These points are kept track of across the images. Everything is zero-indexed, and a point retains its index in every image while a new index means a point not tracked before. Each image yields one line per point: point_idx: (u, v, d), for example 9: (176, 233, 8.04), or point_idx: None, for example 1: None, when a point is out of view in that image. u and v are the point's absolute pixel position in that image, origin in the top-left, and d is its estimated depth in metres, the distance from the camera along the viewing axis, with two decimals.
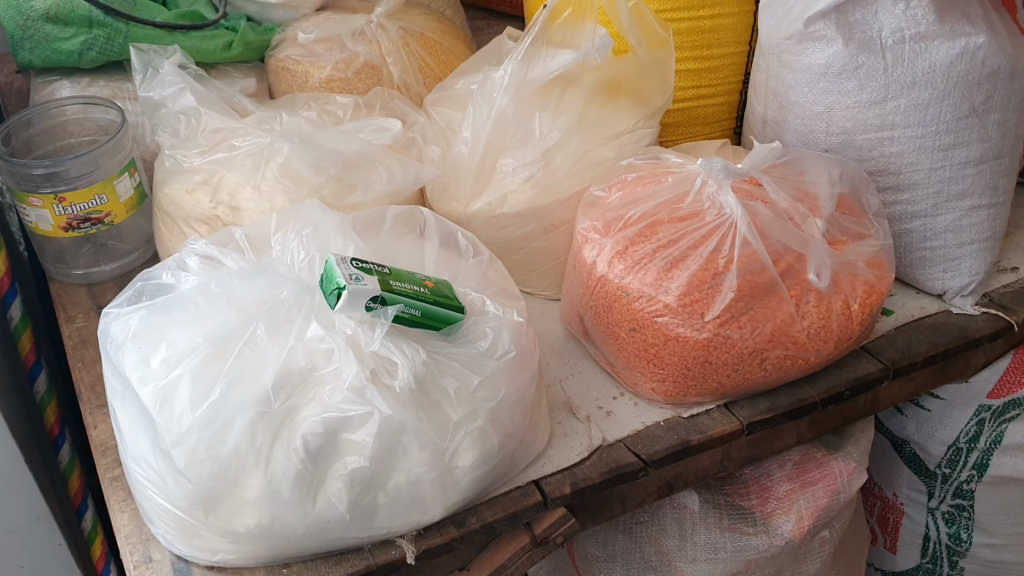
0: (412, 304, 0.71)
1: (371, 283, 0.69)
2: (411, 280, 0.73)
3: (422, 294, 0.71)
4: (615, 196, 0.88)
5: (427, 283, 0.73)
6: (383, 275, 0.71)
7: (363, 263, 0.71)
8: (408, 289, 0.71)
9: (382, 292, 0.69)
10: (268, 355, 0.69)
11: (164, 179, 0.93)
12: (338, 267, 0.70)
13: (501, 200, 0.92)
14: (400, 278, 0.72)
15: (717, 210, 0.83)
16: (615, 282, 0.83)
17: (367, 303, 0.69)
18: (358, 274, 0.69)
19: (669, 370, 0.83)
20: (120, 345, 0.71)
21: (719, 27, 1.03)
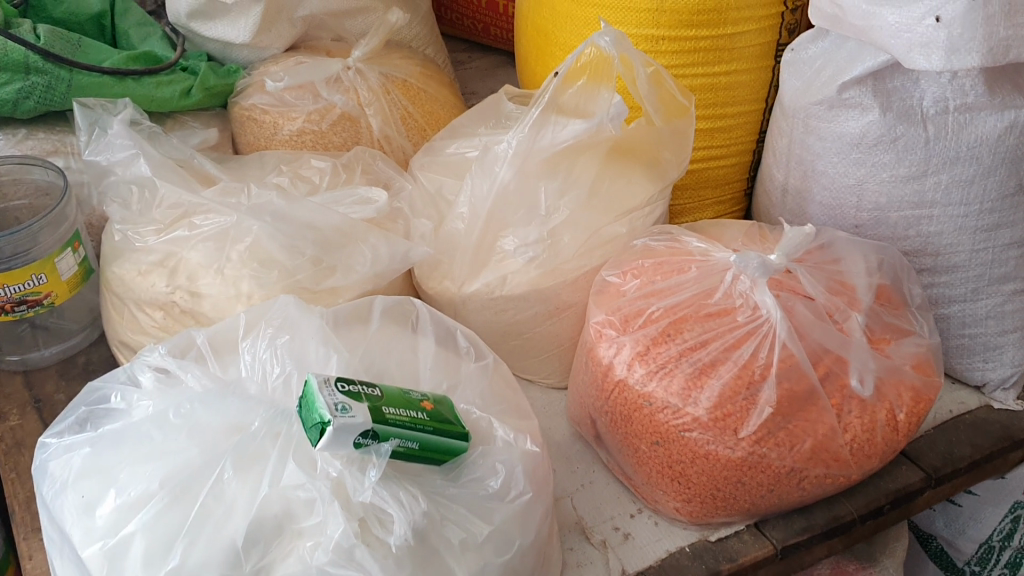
0: (408, 436, 0.60)
1: (363, 415, 0.58)
2: (407, 402, 0.62)
3: (420, 422, 0.61)
4: (630, 284, 0.78)
5: (424, 404, 0.63)
6: (374, 401, 0.60)
7: (350, 385, 0.60)
8: (404, 417, 0.60)
9: (373, 426, 0.58)
10: (238, 501, 0.59)
11: (112, 256, 0.81)
12: (321, 393, 0.59)
13: (501, 280, 0.81)
14: (393, 401, 0.61)
15: (751, 309, 0.73)
16: (636, 389, 0.73)
17: (356, 440, 0.58)
18: (346, 403, 0.58)
19: (695, 490, 0.73)
20: (62, 491, 0.61)
21: (734, 84, 0.93)
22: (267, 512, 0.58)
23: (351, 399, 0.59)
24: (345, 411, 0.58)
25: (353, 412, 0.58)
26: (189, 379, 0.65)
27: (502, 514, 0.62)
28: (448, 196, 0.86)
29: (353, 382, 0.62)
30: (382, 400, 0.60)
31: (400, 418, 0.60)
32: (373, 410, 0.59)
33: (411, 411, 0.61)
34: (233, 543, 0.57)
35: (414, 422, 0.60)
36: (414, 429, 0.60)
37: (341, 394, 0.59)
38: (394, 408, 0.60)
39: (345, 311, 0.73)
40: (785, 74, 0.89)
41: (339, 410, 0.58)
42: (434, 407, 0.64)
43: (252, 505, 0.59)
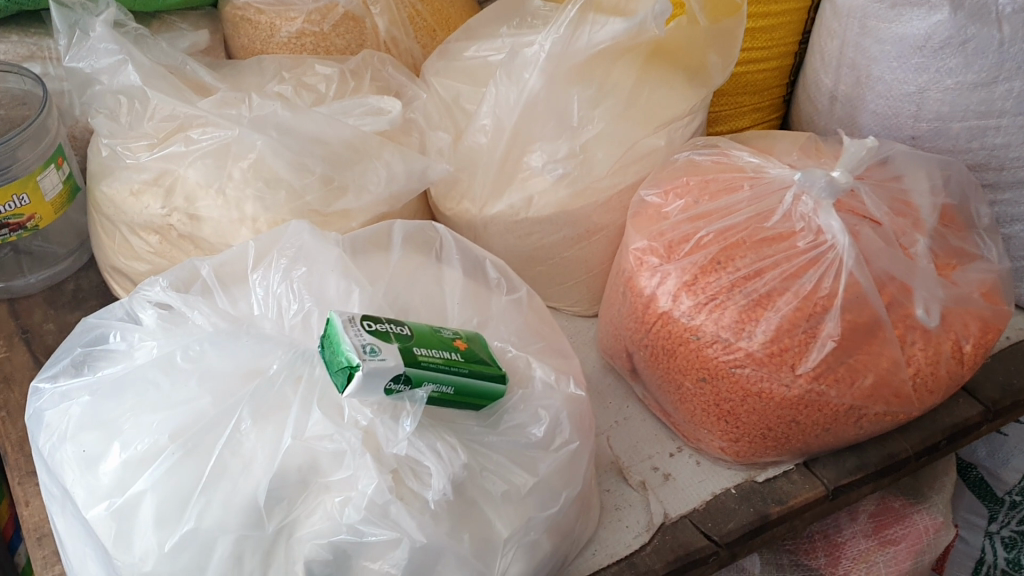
0: (444, 379, 0.54)
1: (394, 357, 0.52)
2: (440, 342, 0.55)
3: (455, 363, 0.55)
4: (673, 205, 0.71)
5: (458, 342, 0.57)
6: (405, 341, 0.54)
7: (377, 324, 0.54)
8: (438, 358, 0.54)
9: (407, 370, 0.52)
10: (258, 454, 0.52)
11: (102, 173, 0.74)
12: (346, 333, 0.52)
13: (526, 201, 0.75)
14: (426, 340, 0.55)
15: (813, 233, 0.66)
16: (682, 322, 0.66)
17: (387, 386, 0.52)
18: (374, 345, 0.52)
19: (744, 429, 0.67)
20: (62, 444, 0.55)
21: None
22: (288, 466, 0.52)
23: (379, 339, 0.53)
24: (374, 353, 0.51)
25: (382, 354, 0.51)
26: (196, 316, 0.58)
27: (547, 465, 0.56)
28: (467, 106, 0.78)
29: (379, 320, 0.55)
30: (413, 339, 0.54)
31: (434, 359, 0.54)
32: (404, 351, 0.53)
33: (445, 351, 0.55)
34: (253, 500, 0.51)
35: (449, 364, 0.54)
36: (449, 371, 0.54)
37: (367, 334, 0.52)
38: (426, 348, 0.54)
39: (363, 237, 0.67)
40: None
41: (368, 352, 0.51)
42: (468, 346, 0.57)
43: (272, 458, 0.52)
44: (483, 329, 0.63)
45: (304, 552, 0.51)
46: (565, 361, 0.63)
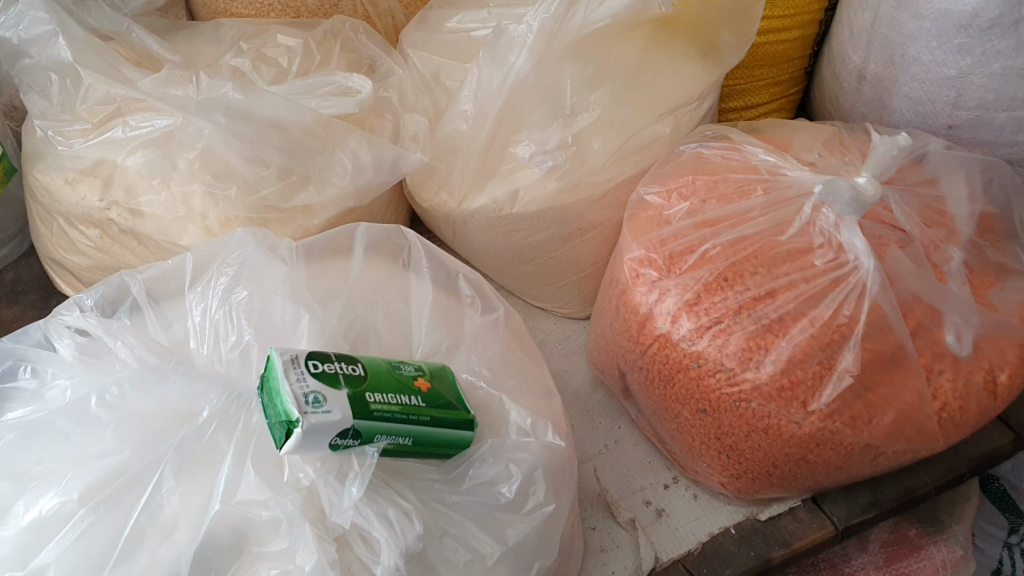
0: (399, 430, 0.46)
1: (342, 410, 0.44)
2: (398, 383, 0.47)
3: (414, 411, 0.47)
4: (676, 208, 0.63)
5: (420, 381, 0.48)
6: (357, 386, 0.45)
7: (325, 362, 0.45)
8: (394, 406, 0.46)
9: (355, 422, 0.44)
10: (182, 518, 0.45)
11: (35, 158, 0.66)
12: (286, 377, 0.44)
13: (512, 195, 0.67)
14: (382, 382, 0.46)
15: (833, 250, 0.58)
16: (681, 347, 0.59)
17: (332, 441, 0.44)
18: (320, 393, 0.44)
19: (747, 465, 0.60)
20: None
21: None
22: (217, 535, 0.45)
23: (326, 385, 0.44)
24: (319, 406, 0.43)
25: (329, 407, 0.43)
26: (119, 347, 0.51)
27: (517, 526, 0.49)
28: (449, 83, 0.70)
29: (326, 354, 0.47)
30: (367, 382, 0.46)
31: (389, 408, 0.46)
32: (355, 401, 0.44)
33: (403, 397, 0.47)
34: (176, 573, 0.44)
35: (406, 413, 0.46)
36: (406, 421, 0.46)
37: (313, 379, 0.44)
38: (381, 393, 0.46)
39: (319, 244, 0.59)
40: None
41: (311, 404, 0.43)
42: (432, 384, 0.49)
43: (198, 523, 0.45)
44: (452, 357, 0.55)
45: None
46: (543, 396, 0.55)
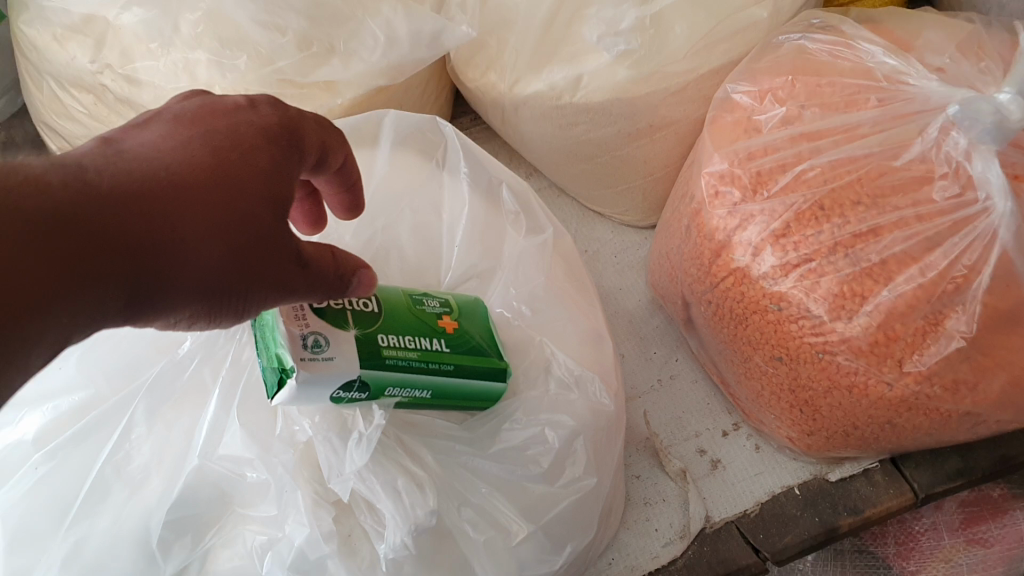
0: (411, 382, 0.37)
1: (347, 360, 0.35)
2: (420, 324, 0.38)
3: (433, 360, 0.38)
4: (770, 114, 0.52)
5: (446, 321, 0.39)
6: (369, 326, 0.36)
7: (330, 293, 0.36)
8: (410, 353, 0.37)
9: (362, 375, 0.35)
10: (153, 470, 0.39)
11: (21, 6, 0.57)
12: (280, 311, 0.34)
13: (574, 83, 0.57)
14: (399, 322, 0.37)
15: (959, 183, 0.48)
16: (762, 286, 0.50)
17: (332, 395, 0.35)
18: (320, 337, 0.34)
19: (823, 424, 0.52)
20: None
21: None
22: (195, 492, 0.38)
23: (332, 324, 0.35)
24: (320, 353, 0.34)
25: (331, 356, 0.34)
26: None
27: (553, 499, 0.41)
28: None
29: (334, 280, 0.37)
30: (381, 322, 0.37)
31: (405, 355, 0.37)
32: (365, 346, 0.35)
33: (422, 342, 0.38)
34: (145, 534, 0.38)
35: (424, 362, 0.37)
36: (423, 372, 0.38)
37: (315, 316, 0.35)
38: (396, 336, 0.37)
39: (340, 132, 0.50)
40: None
41: (311, 351, 0.34)
42: (460, 323, 0.40)
43: (170, 476, 0.39)
44: (487, 283, 0.47)
45: None
46: (592, 340, 0.47)
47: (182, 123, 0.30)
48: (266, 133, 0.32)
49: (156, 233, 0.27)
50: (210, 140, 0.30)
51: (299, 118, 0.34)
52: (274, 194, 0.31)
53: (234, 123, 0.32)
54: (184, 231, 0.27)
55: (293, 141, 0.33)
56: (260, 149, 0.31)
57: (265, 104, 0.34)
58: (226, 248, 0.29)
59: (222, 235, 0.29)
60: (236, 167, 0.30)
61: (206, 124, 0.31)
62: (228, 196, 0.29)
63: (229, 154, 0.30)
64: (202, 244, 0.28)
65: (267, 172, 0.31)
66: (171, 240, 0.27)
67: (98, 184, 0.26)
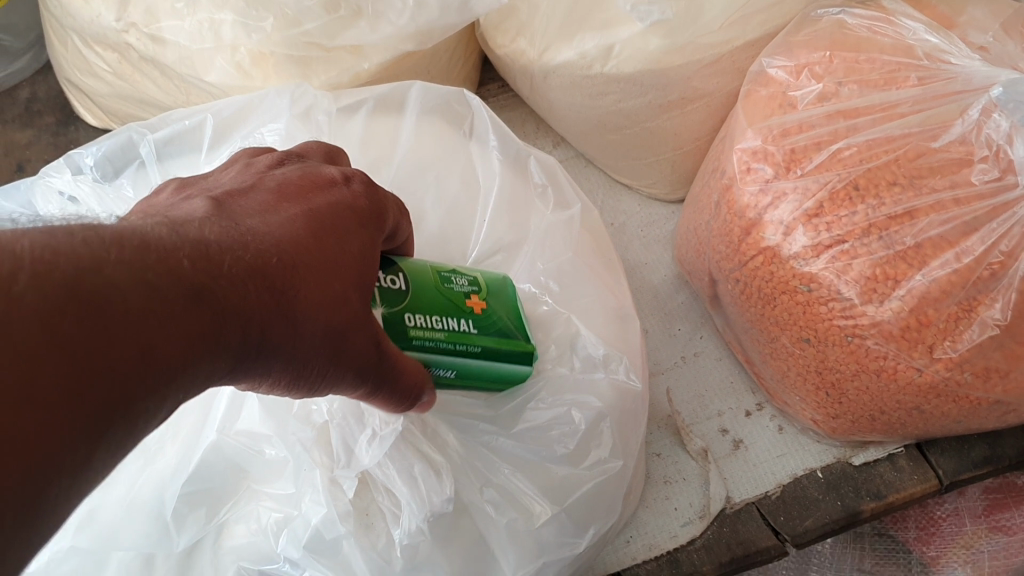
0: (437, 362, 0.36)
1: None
2: (448, 302, 0.36)
3: (460, 340, 0.36)
4: (806, 89, 0.51)
5: (475, 300, 0.37)
6: (395, 305, 0.35)
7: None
8: (438, 333, 0.36)
9: None
10: (168, 441, 0.39)
11: None
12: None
13: (605, 53, 0.55)
14: (426, 301, 0.36)
15: (999, 167, 0.46)
16: (792, 267, 0.49)
17: None
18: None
19: (849, 408, 0.51)
20: None
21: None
22: (210, 467, 0.38)
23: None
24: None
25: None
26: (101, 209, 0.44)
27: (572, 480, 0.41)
28: None
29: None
30: (408, 299, 0.35)
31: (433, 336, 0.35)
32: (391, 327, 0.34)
33: (450, 322, 0.36)
34: (159, 506, 0.37)
35: (451, 343, 0.36)
36: (449, 352, 0.36)
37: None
38: (423, 317, 0.35)
39: (366, 99, 0.49)
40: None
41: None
42: (488, 302, 0.38)
43: (184, 449, 0.38)
44: (513, 258, 0.46)
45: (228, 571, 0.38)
46: (619, 323, 0.46)
47: (287, 191, 0.31)
48: (361, 210, 0.33)
49: (270, 311, 0.27)
50: (312, 212, 0.30)
51: (384, 198, 0.35)
52: (365, 275, 0.31)
53: (332, 196, 0.32)
54: (293, 310, 0.27)
55: (380, 223, 0.34)
56: (356, 231, 0.32)
57: (356, 181, 0.34)
58: (323, 328, 0.29)
59: (322, 316, 0.29)
60: (337, 245, 0.30)
61: (309, 196, 0.31)
62: (331, 280, 0.29)
63: (332, 230, 0.30)
64: (303, 322, 0.28)
65: (364, 253, 0.31)
66: (280, 318, 0.27)
67: (225, 257, 0.26)
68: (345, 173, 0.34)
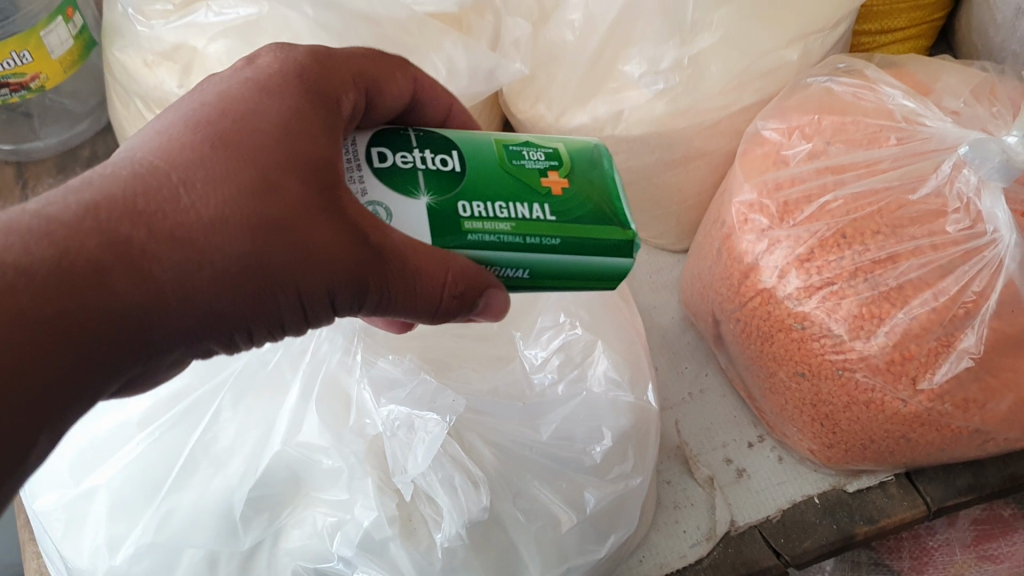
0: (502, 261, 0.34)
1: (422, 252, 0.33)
2: (514, 183, 0.34)
3: (531, 232, 0.33)
4: (798, 148, 0.57)
5: (551, 181, 0.34)
6: (444, 193, 0.33)
7: (406, 151, 0.34)
8: (499, 225, 0.33)
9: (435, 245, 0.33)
10: (239, 450, 0.43)
11: (115, 33, 0.62)
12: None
13: (615, 116, 0.62)
14: (485, 182, 0.34)
15: (970, 216, 0.52)
16: (786, 306, 0.54)
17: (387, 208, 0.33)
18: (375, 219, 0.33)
19: (842, 437, 0.56)
20: None
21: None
22: (271, 475, 0.43)
23: (397, 193, 0.33)
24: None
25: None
26: None
27: (595, 495, 0.45)
28: None
29: (414, 137, 0.35)
30: (463, 184, 0.33)
31: (491, 229, 0.33)
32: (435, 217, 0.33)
33: (516, 209, 0.33)
34: (227, 509, 0.42)
35: (519, 234, 0.33)
36: (517, 245, 0.33)
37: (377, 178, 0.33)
38: (482, 205, 0.33)
39: None
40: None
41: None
42: (573, 182, 0.35)
43: (254, 459, 0.43)
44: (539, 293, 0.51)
45: (286, 569, 0.43)
46: (638, 346, 0.50)
47: (197, 106, 0.31)
48: (280, 90, 0.32)
49: (164, 245, 0.27)
50: (221, 116, 0.30)
51: (331, 61, 0.34)
52: (294, 153, 0.30)
53: (241, 90, 0.32)
54: (192, 236, 0.28)
55: (327, 91, 0.33)
56: (267, 106, 0.31)
57: (266, 60, 0.33)
58: (253, 231, 0.29)
59: (235, 220, 0.28)
60: (245, 136, 0.30)
61: (217, 98, 0.31)
62: (245, 177, 0.29)
63: (237, 125, 0.30)
64: (218, 239, 0.28)
65: (286, 129, 0.31)
66: (182, 249, 0.28)
67: (61, 208, 0.27)
68: (265, 62, 0.33)
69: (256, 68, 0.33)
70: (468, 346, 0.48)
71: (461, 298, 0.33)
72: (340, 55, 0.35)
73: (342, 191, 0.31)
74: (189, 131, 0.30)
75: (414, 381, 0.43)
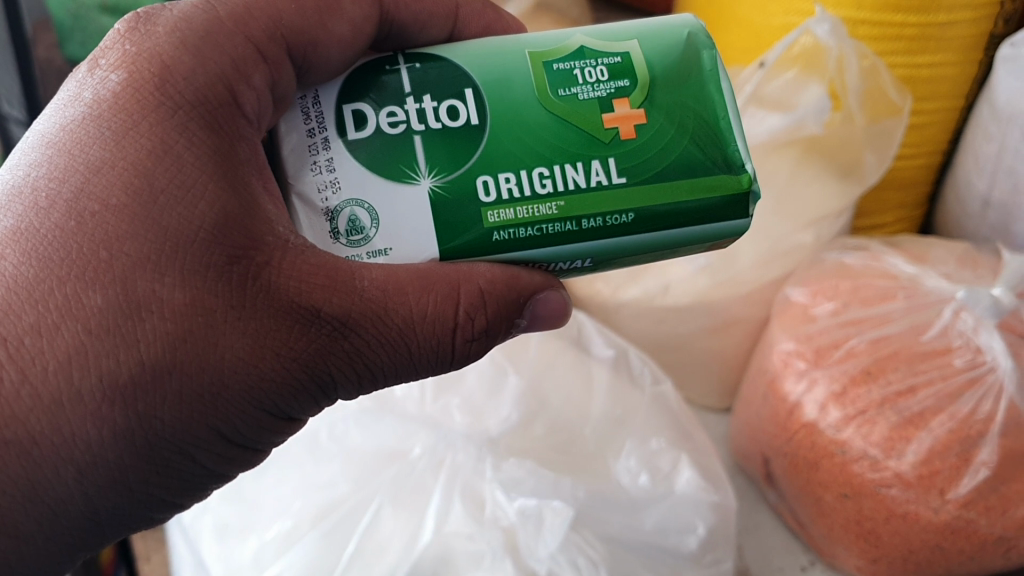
0: (550, 247, 0.36)
1: (405, 247, 0.35)
2: (566, 142, 0.35)
3: (579, 211, 0.36)
4: (821, 308, 0.69)
5: (621, 124, 0.36)
6: (455, 172, 0.35)
7: (399, 103, 0.35)
8: (538, 209, 0.35)
9: (467, 232, 0.35)
10: (394, 541, 0.53)
11: None
12: (297, 171, 0.35)
13: (663, 289, 0.74)
14: (529, 146, 0.35)
15: (971, 351, 0.63)
16: (828, 435, 0.63)
17: (346, 231, 0.35)
18: (358, 222, 0.35)
19: (884, 550, 0.63)
20: (200, 525, 0.57)
21: (937, 78, 0.72)
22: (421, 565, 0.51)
23: (391, 179, 0.34)
24: (375, 254, 0.35)
25: (388, 249, 0.35)
26: None
27: None
28: None
29: (410, 71, 0.36)
30: (483, 151, 0.35)
31: (527, 213, 0.35)
32: (449, 206, 0.35)
33: (561, 183, 0.35)
34: None
35: (563, 214, 0.35)
36: (564, 224, 0.36)
37: (351, 162, 0.34)
38: (519, 183, 0.35)
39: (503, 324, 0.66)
40: (997, 70, 0.70)
41: (350, 240, 0.35)
42: (648, 119, 0.36)
43: (415, 552, 0.52)
44: (627, 418, 0.61)
45: None
46: (713, 461, 0.61)
47: (46, 162, 0.33)
48: (140, 128, 0.33)
49: (8, 447, 0.32)
50: (72, 193, 0.32)
51: (212, 45, 0.34)
52: (163, 244, 0.32)
53: (94, 138, 0.33)
54: (40, 421, 0.32)
55: (215, 95, 0.33)
56: (120, 177, 0.32)
57: (115, 79, 0.33)
58: (134, 375, 0.32)
59: (102, 373, 0.32)
60: (101, 227, 0.32)
61: (69, 157, 0.32)
62: (108, 299, 0.31)
63: (91, 211, 0.32)
64: (79, 411, 0.32)
65: (152, 205, 0.32)
66: (35, 446, 0.32)
67: None
68: (119, 70, 0.33)
69: (111, 78, 0.33)
70: (573, 459, 0.58)
71: (473, 320, 0.36)
72: (232, 23, 0.35)
73: (254, 252, 0.33)
74: (37, 220, 0.32)
75: (534, 477, 0.54)
